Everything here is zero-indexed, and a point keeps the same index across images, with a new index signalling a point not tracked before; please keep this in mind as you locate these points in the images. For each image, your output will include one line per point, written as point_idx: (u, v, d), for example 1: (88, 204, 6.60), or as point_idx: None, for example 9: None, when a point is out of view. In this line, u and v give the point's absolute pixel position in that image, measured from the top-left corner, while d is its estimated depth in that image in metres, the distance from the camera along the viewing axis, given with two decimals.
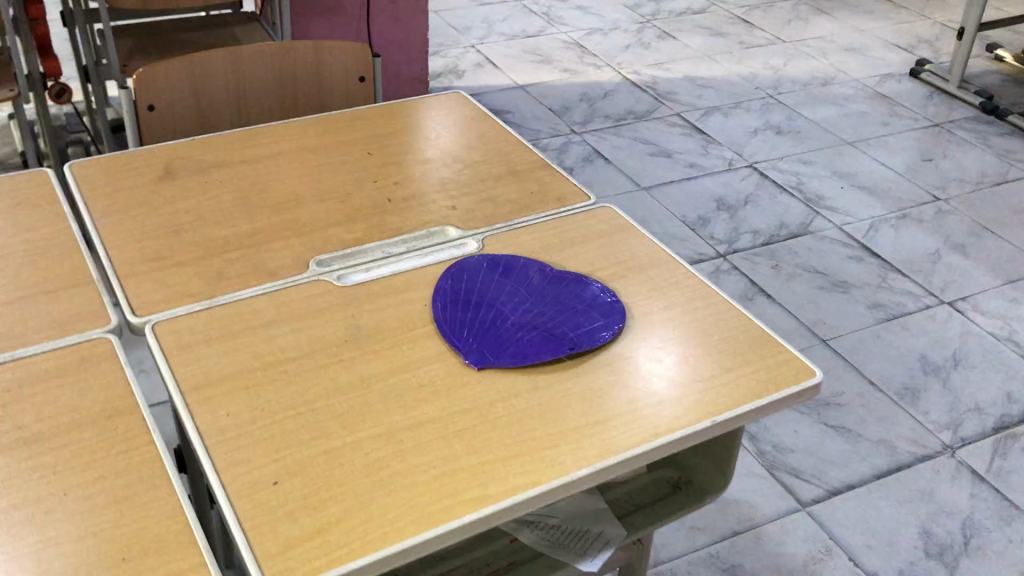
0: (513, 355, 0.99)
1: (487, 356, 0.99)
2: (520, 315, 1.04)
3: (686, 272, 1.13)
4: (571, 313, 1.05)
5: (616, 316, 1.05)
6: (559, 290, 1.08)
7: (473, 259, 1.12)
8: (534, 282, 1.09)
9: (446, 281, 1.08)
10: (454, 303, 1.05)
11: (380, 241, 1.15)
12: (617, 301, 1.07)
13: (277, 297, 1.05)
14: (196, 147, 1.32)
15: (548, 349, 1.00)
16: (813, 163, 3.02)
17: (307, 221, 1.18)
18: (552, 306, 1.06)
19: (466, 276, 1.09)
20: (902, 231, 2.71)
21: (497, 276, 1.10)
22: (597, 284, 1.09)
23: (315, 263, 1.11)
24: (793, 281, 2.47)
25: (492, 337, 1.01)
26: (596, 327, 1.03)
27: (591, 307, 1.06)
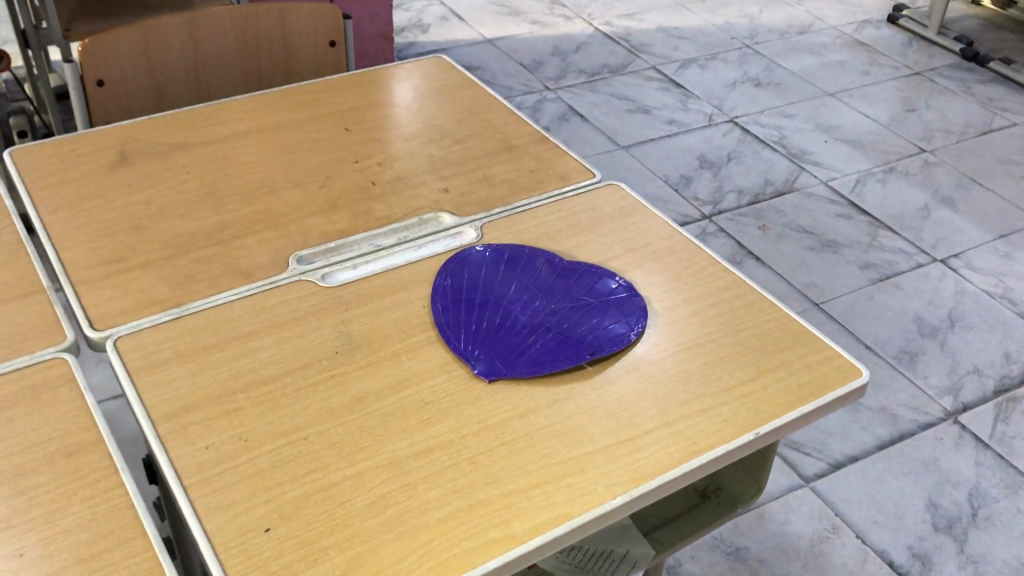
0: (528, 363, 0.88)
1: (497, 365, 0.88)
2: (530, 316, 0.94)
3: (707, 259, 1.03)
4: (586, 313, 0.94)
5: (637, 313, 0.94)
6: (571, 286, 0.97)
7: (473, 252, 1.00)
8: (543, 276, 0.98)
9: (445, 278, 0.97)
10: (456, 304, 0.94)
11: (367, 232, 1.03)
12: (637, 296, 0.96)
13: (254, 302, 0.93)
14: (151, 127, 1.19)
15: (566, 356, 0.89)
16: (795, 116, 2.93)
17: (283, 210, 1.06)
18: (566, 304, 0.95)
19: (467, 272, 0.98)
20: (889, 185, 2.63)
21: (502, 270, 0.99)
22: (613, 277, 0.98)
23: (295, 260, 0.99)
24: (781, 241, 2.39)
25: (501, 344, 0.90)
26: (616, 328, 0.92)
27: (607, 304, 0.95)
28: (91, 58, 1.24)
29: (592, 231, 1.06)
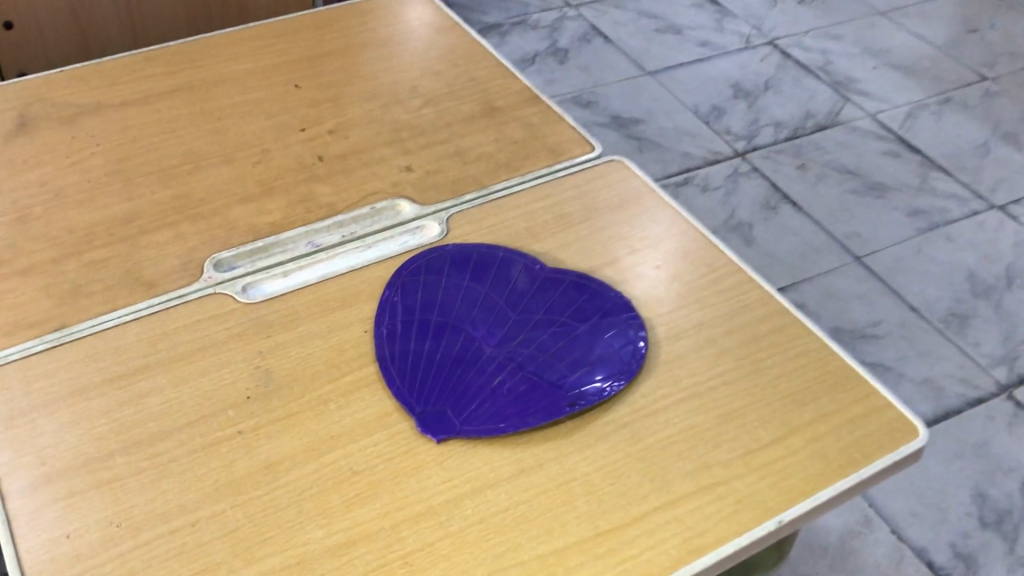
0: (489, 416, 0.69)
1: (448, 418, 0.69)
2: (498, 345, 0.74)
3: (728, 267, 0.82)
4: (569, 342, 0.75)
5: (635, 342, 0.75)
6: (551, 302, 0.78)
7: (434, 255, 0.81)
8: (519, 288, 0.78)
9: (394, 293, 0.78)
10: (405, 328, 0.75)
11: (306, 225, 0.84)
12: (635, 317, 0.77)
13: (154, 324, 0.75)
14: (61, 83, 0.98)
15: (538, 407, 0.70)
16: (842, 38, 2.65)
17: (206, 196, 0.86)
18: (543, 329, 0.76)
19: (423, 284, 0.78)
20: (944, 118, 2.36)
21: (466, 280, 0.79)
22: (607, 291, 0.79)
23: (212, 264, 0.80)
24: (820, 183, 2.15)
25: (458, 385, 0.71)
26: (605, 364, 0.73)
27: (596, 329, 0.76)
28: None
29: (584, 228, 0.85)
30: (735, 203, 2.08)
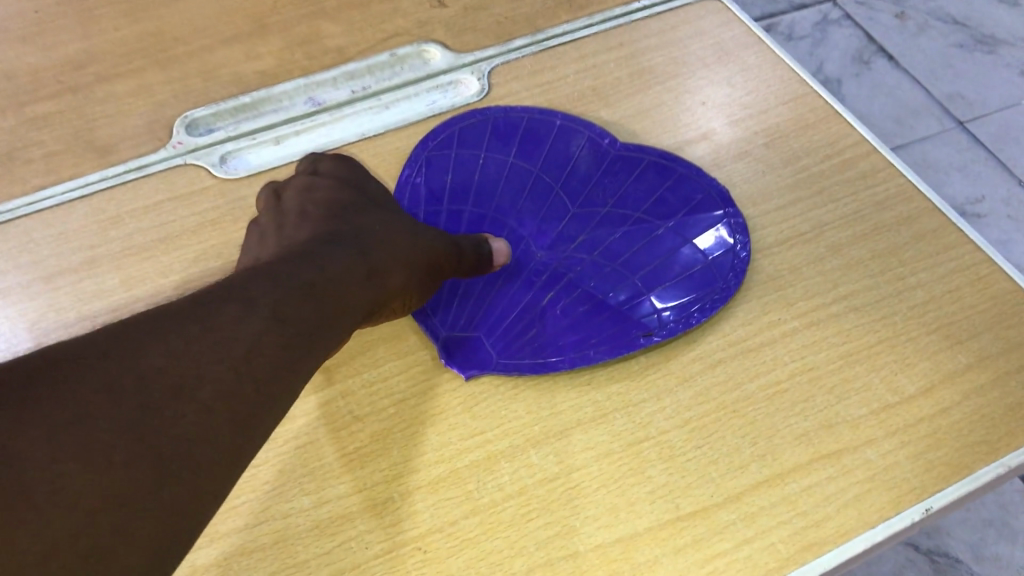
0: (535, 348, 0.53)
1: (484, 349, 0.53)
2: (551, 251, 0.58)
3: (860, 148, 0.62)
4: (644, 248, 0.57)
5: (733, 249, 0.56)
6: (623, 191, 0.60)
7: (472, 120, 0.62)
8: (579, 170, 0.61)
9: (416, 172, 0.60)
10: (432, 222, 0.59)
11: (305, 76, 0.66)
12: (734, 216, 0.57)
13: (106, 204, 0.57)
14: None
15: (602, 339, 0.53)
16: None
17: (183, 34, 0.67)
18: (612, 230, 0.59)
19: (456, 163, 0.61)
20: None
21: (513, 159, 0.61)
22: (698, 175, 0.59)
23: (183, 125, 0.62)
24: (922, 35, 1.88)
25: (498, 306, 0.56)
26: (689, 283, 0.55)
27: (681, 232, 0.57)
28: None
29: (669, 90, 0.66)
30: (822, 57, 1.83)
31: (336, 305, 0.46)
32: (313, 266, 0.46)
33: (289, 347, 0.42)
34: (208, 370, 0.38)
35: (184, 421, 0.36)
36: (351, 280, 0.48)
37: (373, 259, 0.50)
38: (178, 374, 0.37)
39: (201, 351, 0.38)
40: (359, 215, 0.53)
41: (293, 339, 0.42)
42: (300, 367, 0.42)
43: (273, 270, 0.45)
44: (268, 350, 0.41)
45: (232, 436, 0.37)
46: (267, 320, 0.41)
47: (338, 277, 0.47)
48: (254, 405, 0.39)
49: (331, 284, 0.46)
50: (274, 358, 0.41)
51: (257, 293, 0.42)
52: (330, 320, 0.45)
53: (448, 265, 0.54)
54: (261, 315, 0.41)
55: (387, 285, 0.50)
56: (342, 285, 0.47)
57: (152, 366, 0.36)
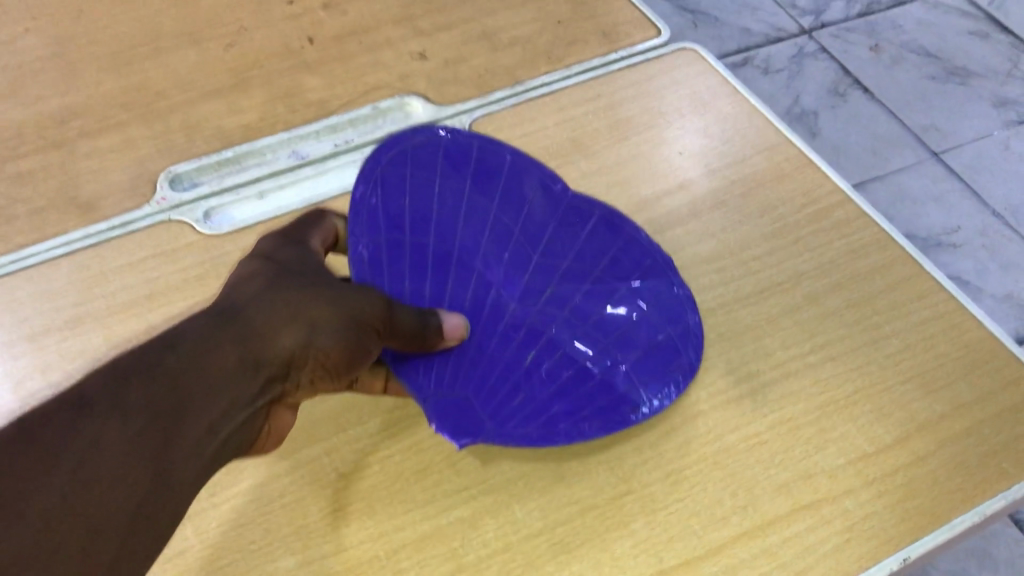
0: (525, 422, 0.51)
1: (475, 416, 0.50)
2: (524, 302, 0.56)
3: (833, 198, 0.63)
4: (616, 307, 0.56)
5: (684, 318, 0.56)
6: (581, 243, 0.59)
7: (423, 140, 0.59)
8: (535, 215, 0.59)
9: (372, 190, 0.56)
10: (392, 250, 0.55)
11: (288, 130, 0.66)
12: (682, 291, 0.57)
13: (90, 261, 0.58)
14: None
15: (593, 416, 0.52)
16: None
17: (167, 88, 0.68)
18: (577, 281, 0.57)
19: (411, 187, 0.57)
20: None
21: (471, 190, 0.59)
22: (647, 242, 0.59)
23: (167, 180, 0.63)
24: (896, 68, 1.90)
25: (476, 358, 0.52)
26: (656, 357, 0.54)
27: (641, 291, 0.57)
28: None
29: (646, 140, 0.67)
30: (799, 88, 1.85)
31: (210, 383, 0.43)
32: (187, 336, 0.43)
33: (160, 429, 0.40)
34: (91, 454, 0.38)
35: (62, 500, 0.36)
36: (231, 352, 0.44)
37: (268, 323, 0.46)
38: (54, 462, 0.37)
39: (41, 450, 0.37)
40: (267, 274, 0.49)
41: (168, 415, 0.41)
42: (164, 452, 0.40)
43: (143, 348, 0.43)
44: (120, 434, 0.39)
45: (88, 529, 0.36)
46: (148, 395, 0.40)
47: (214, 349, 0.44)
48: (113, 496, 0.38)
49: (206, 358, 0.43)
50: (132, 444, 0.39)
51: (111, 380, 0.40)
52: (202, 399, 0.42)
53: (367, 314, 0.48)
54: (119, 402, 0.40)
55: (279, 350, 0.46)
56: (217, 360, 0.44)
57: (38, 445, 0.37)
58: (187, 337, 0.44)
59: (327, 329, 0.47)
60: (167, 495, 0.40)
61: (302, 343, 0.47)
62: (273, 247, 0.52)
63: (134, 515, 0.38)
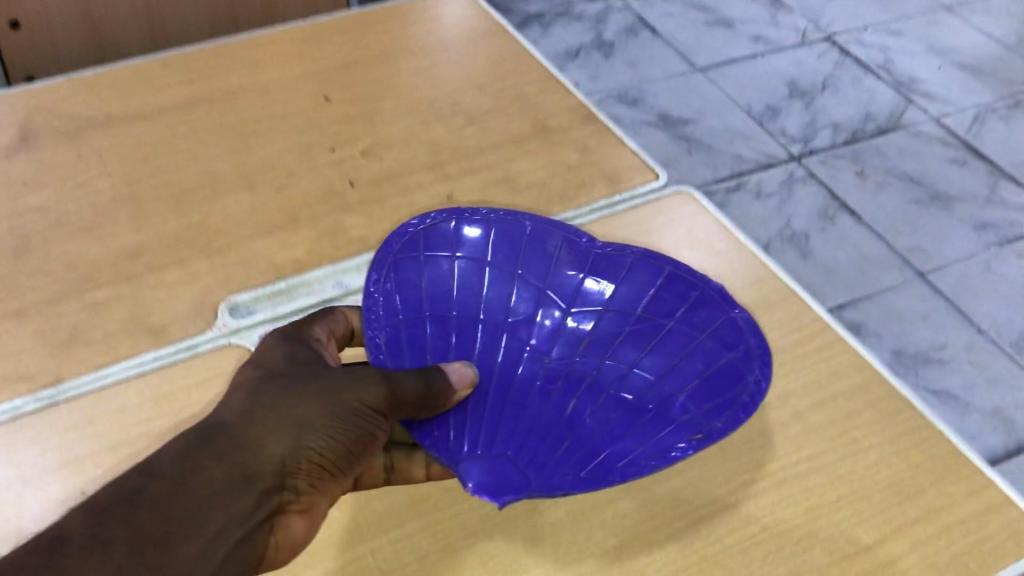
0: (574, 466, 0.59)
1: (517, 474, 0.57)
2: (557, 358, 0.66)
3: (815, 325, 0.72)
4: (656, 345, 0.65)
5: (746, 339, 0.62)
6: (621, 289, 0.68)
7: (431, 225, 0.68)
8: (565, 271, 0.69)
9: (387, 275, 0.65)
10: (408, 328, 0.64)
11: (332, 263, 0.75)
12: (740, 313, 0.64)
13: (160, 381, 0.65)
14: (69, 93, 0.90)
15: (650, 437, 0.60)
16: (904, 35, 2.48)
17: (225, 227, 0.77)
18: (618, 328, 0.66)
19: (420, 270, 0.67)
20: (1014, 125, 2.20)
21: (478, 265, 0.68)
22: (693, 274, 0.67)
23: (227, 309, 0.71)
24: (881, 193, 2.01)
25: (506, 427, 0.61)
26: (722, 378, 0.61)
27: (693, 323, 0.65)
28: None
29: None
30: (790, 213, 1.96)
31: (201, 504, 0.50)
32: (177, 459, 0.51)
33: (160, 547, 0.48)
34: None
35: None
36: (221, 469, 0.52)
37: (265, 427, 0.54)
38: None
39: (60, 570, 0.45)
40: (270, 381, 0.57)
41: (159, 541, 0.48)
42: (166, 561, 0.48)
43: (139, 472, 0.50)
44: (127, 549, 0.47)
45: None
46: (146, 523, 0.48)
47: (203, 469, 0.51)
48: None
49: (195, 479, 0.51)
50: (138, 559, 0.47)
51: (120, 500, 0.49)
52: (195, 519, 0.50)
53: (357, 405, 0.56)
54: (123, 522, 0.48)
55: (269, 459, 0.53)
56: (216, 467, 0.51)
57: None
58: (173, 462, 0.51)
59: (316, 428, 0.55)
60: None
61: (290, 447, 0.54)
62: (277, 354, 0.60)
63: None
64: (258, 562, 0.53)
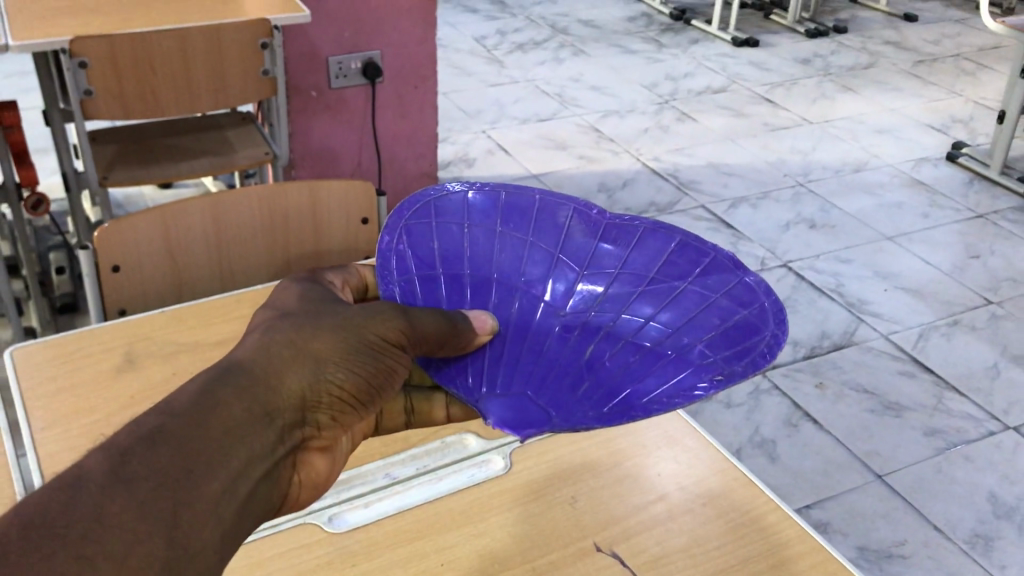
0: (597, 401, 0.73)
1: (541, 410, 0.71)
2: (572, 310, 0.83)
3: (766, 505, 0.90)
4: (670, 302, 0.79)
5: (758, 295, 0.75)
6: (634, 254, 0.83)
7: (445, 194, 0.85)
8: (578, 238, 0.86)
9: (403, 239, 0.81)
10: (421, 281, 0.80)
11: (383, 459, 0.94)
12: (749, 276, 0.77)
13: (250, 553, 0.82)
14: (161, 323, 1.11)
15: (663, 371, 0.74)
16: (851, 262, 2.77)
17: None
18: (629, 286, 0.82)
19: (436, 235, 0.84)
20: (955, 341, 2.45)
21: (487, 228, 0.85)
22: (700, 243, 0.82)
23: None
24: (840, 403, 2.23)
25: (528, 368, 0.77)
26: (739, 329, 0.73)
27: (707, 286, 0.79)
28: (108, 242, 1.17)
29: (633, 465, 0.94)
30: (758, 422, 2.15)
31: (227, 436, 0.52)
32: (198, 398, 0.53)
33: (208, 463, 0.50)
34: (150, 489, 0.47)
35: (103, 568, 0.43)
36: (244, 405, 0.54)
37: (286, 364, 0.59)
38: (121, 496, 0.46)
39: (115, 483, 0.46)
40: (277, 328, 0.61)
41: (185, 474, 0.49)
42: (218, 473, 0.50)
43: (157, 412, 0.51)
44: (175, 465, 0.49)
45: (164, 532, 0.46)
46: (168, 459, 0.49)
47: (225, 406, 0.54)
48: (180, 508, 0.47)
49: (221, 412, 0.53)
50: (192, 471, 0.49)
51: (156, 426, 0.50)
52: (222, 450, 0.51)
53: (369, 337, 0.64)
54: (165, 445, 0.49)
55: (289, 393, 0.58)
56: (247, 398, 0.55)
57: (74, 518, 0.44)
58: (197, 398, 0.53)
59: (330, 363, 0.61)
60: (227, 504, 0.50)
61: (309, 382, 0.59)
62: (269, 316, 0.64)
63: (198, 523, 0.48)
64: (284, 493, 0.58)
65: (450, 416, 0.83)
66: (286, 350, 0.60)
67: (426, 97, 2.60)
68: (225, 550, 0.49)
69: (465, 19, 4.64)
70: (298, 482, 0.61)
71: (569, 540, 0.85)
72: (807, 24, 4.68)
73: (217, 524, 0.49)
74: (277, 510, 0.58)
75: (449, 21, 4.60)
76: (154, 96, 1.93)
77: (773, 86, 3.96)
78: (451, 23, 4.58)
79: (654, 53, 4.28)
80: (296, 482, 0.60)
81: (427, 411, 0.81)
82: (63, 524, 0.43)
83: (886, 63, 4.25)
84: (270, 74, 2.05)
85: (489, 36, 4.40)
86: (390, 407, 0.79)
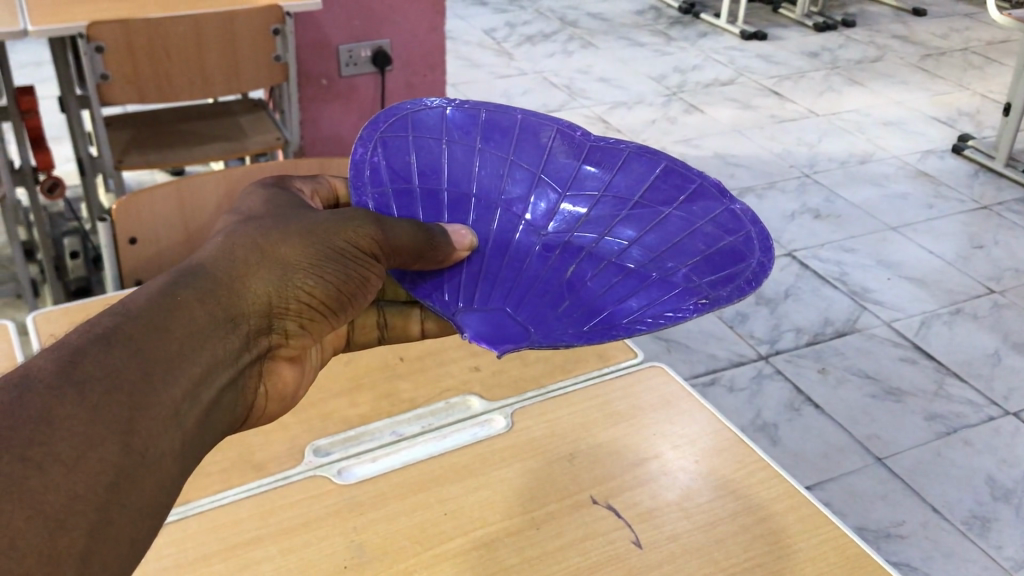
0: (577, 319, 0.77)
1: (520, 328, 0.75)
2: (551, 230, 0.87)
3: (757, 464, 0.93)
4: (654, 227, 0.83)
5: (742, 229, 0.78)
6: (620, 177, 0.87)
7: (423, 109, 0.88)
8: (561, 159, 0.89)
9: (378, 150, 0.84)
10: (393, 193, 0.83)
11: (391, 417, 0.99)
12: (734, 207, 0.80)
13: (262, 501, 0.86)
14: None
15: (645, 290, 0.77)
16: (856, 251, 2.80)
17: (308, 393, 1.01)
18: (612, 208, 0.86)
19: (412, 150, 0.86)
20: (956, 329, 2.48)
21: (464, 144, 0.88)
22: (687, 169, 0.84)
23: (312, 451, 0.93)
24: (841, 387, 2.26)
25: (506, 285, 0.81)
26: (727, 256, 0.76)
27: (692, 212, 0.82)
28: (125, 216, 1.22)
29: (630, 425, 0.98)
30: (760, 405, 2.18)
31: (186, 341, 0.53)
32: (158, 300, 0.54)
33: (167, 369, 0.51)
34: (109, 393, 0.47)
35: (54, 471, 0.43)
36: (203, 310, 0.56)
37: (252, 272, 0.61)
38: (79, 395, 0.46)
39: (71, 382, 0.46)
40: (246, 234, 0.63)
41: (139, 379, 0.49)
42: (180, 377, 0.52)
43: (113, 315, 0.52)
44: (130, 371, 0.49)
45: (122, 435, 0.46)
46: (122, 363, 0.49)
47: (187, 309, 0.55)
48: (141, 412, 0.48)
49: (182, 314, 0.54)
50: (151, 373, 0.50)
51: (112, 330, 0.50)
52: (179, 357, 0.52)
53: (340, 243, 0.67)
54: (122, 350, 0.50)
55: (252, 300, 0.60)
56: (211, 304, 0.57)
57: (23, 417, 0.43)
58: (160, 300, 0.54)
59: (299, 270, 0.64)
60: (188, 409, 0.51)
61: (276, 288, 0.62)
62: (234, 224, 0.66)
63: (159, 429, 0.49)
64: (247, 402, 0.60)
65: (428, 332, 0.86)
66: (255, 257, 0.62)
67: (435, 84, 2.64)
68: (183, 459, 0.50)
69: (476, 12, 4.68)
70: (264, 392, 0.64)
71: (566, 492, 0.89)
72: (815, 18, 4.71)
73: (177, 432, 0.50)
74: (238, 420, 0.60)
75: (458, 13, 4.64)
76: (169, 81, 1.98)
77: (781, 79, 3.98)
78: (462, 16, 4.63)
79: (663, 46, 4.31)
80: (263, 391, 0.63)
81: (402, 326, 0.85)
82: (12, 423, 0.43)
83: (894, 56, 4.28)
84: (282, 60, 2.10)
85: (498, 28, 4.44)
86: (363, 321, 0.85)
